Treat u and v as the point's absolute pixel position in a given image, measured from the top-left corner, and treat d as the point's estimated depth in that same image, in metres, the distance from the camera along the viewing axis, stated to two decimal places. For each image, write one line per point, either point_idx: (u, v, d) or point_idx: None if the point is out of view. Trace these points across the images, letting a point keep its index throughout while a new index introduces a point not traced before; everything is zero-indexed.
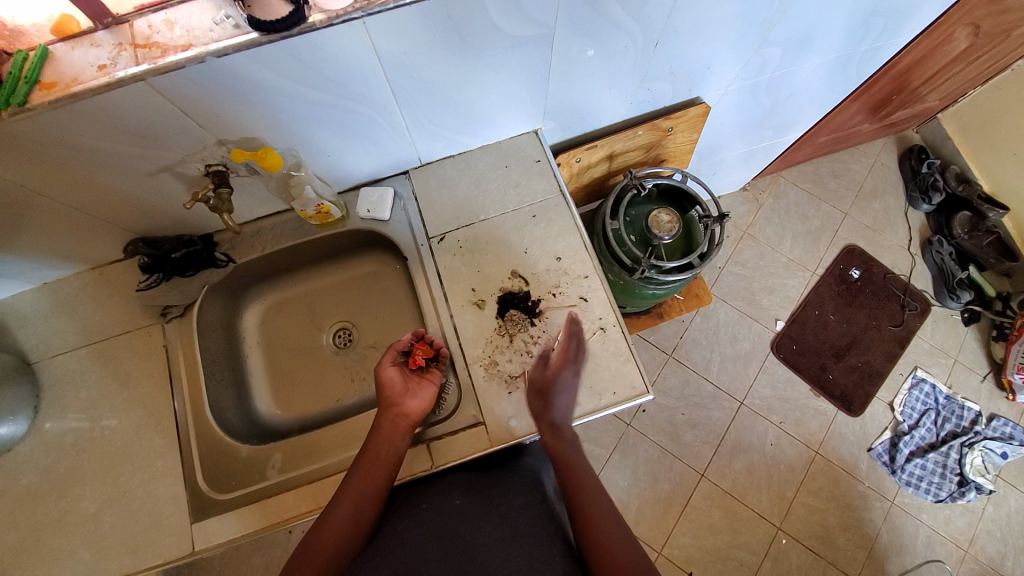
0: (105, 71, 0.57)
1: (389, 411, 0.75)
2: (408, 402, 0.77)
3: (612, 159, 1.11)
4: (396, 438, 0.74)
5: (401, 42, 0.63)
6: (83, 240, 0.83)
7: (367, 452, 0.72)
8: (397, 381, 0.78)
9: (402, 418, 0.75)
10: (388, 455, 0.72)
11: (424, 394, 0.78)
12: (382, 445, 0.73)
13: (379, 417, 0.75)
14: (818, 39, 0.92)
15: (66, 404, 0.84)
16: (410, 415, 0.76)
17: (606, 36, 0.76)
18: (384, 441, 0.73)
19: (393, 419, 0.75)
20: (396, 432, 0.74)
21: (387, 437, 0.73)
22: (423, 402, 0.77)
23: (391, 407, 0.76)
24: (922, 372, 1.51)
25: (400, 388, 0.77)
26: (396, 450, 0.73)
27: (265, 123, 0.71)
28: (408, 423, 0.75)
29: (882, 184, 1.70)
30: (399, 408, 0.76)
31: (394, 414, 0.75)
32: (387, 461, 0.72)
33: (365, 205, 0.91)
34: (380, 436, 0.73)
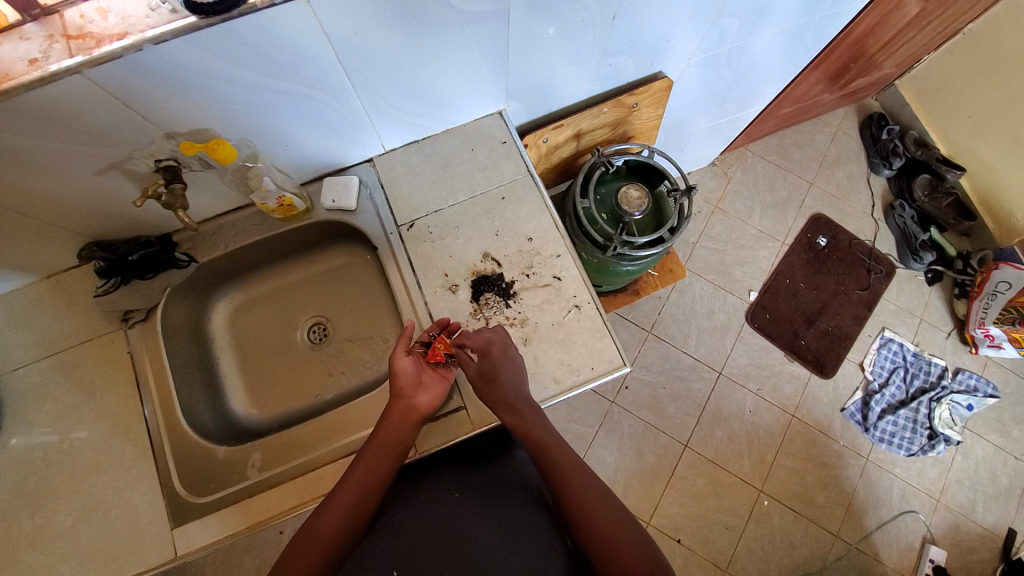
0: (37, 66, 0.54)
1: (400, 402, 0.74)
2: (419, 396, 0.75)
3: (580, 137, 1.11)
4: (405, 431, 0.73)
5: (350, 20, 0.61)
6: (32, 248, 0.79)
7: (375, 442, 0.72)
8: (411, 373, 0.76)
9: (412, 412, 0.74)
10: (396, 448, 0.72)
11: (435, 390, 0.77)
12: (390, 436, 0.72)
13: (390, 407, 0.74)
14: (774, 9, 0.93)
15: (30, 418, 0.81)
16: (420, 410, 0.75)
17: (564, 11, 0.75)
18: (393, 433, 0.73)
19: (403, 411, 0.74)
20: (405, 426, 0.73)
21: (397, 429, 0.73)
22: (433, 398, 0.76)
23: (402, 399, 0.74)
24: (890, 332, 1.57)
25: (413, 381, 0.76)
26: (403, 442, 0.73)
27: (216, 113, 0.69)
28: (416, 418, 0.75)
29: (845, 153, 1.74)
30: (410, 401, 0.75)
31: (404, 407, 0.74)
32: (394, 454, 0.72)
33: (329, 194, 0.89)
34: (389, 427, 0.73)
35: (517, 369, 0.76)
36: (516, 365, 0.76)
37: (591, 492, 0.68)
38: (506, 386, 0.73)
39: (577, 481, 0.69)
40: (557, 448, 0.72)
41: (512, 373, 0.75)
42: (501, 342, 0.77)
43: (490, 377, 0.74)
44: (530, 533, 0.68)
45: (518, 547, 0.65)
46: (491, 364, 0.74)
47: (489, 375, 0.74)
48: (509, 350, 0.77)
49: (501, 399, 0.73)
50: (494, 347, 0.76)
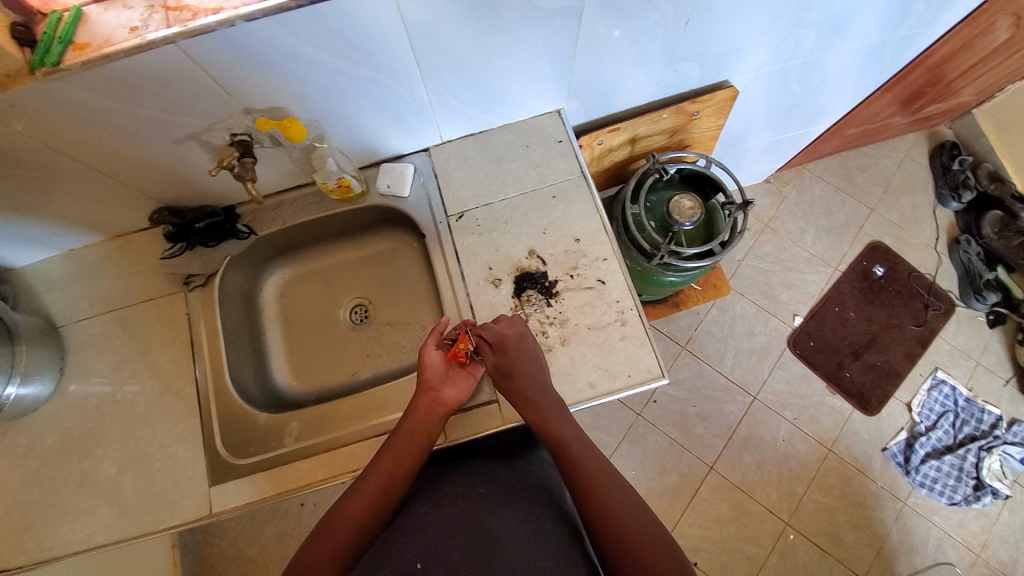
0: (137, 34, 0.57)
1: (426, 394, 0.75)
2: (446, 389, 0.76)
3: (635, 142, 1.09)
4: (430, 423, 0.74)
5: (429, 9, 0.62)
6: (109, 207, 0.84)
7: (401, 433, 0.73)
8: (439, 366, 0.77)
9: (439, 404, 0.75)
10: (422, 438, 0.73)
11: (462, 385, 0.78)
12: (416, 427, 0.73)
13: (417, 399, 0.75)
14: (852, 24, 0.90)
15: (90, 367, 0.87)
16: (446, 403, 0.75)
17: (635, 15, 0.74)
18: (418, 423, 0.73)
19: (429, 403, 0.75)
20: (431, 418, 0.74)
21: (422, 420, 0.74)
22: (460, 392, 0.77)
23: (429, 391, 0.75)
24: (942, 373, 1.48)
25: (440, 374, 0.77)
26: (429, 434, 0.74)
27: (290, 93, 0.71)
28: (443, 410, 0.75)
29: (911, 180, 1.65)
30: (437, 394, 0.75)
31: (431, 399, 0.75)
32: (420, 445, 0.72)
33: (385, 180, 0.92)
34: (415, 418, 0.74)
35: (537, 364, 0.76)
36: (533, 353, 0.77)
37: (619, 496, 0.66)
38: (521, 377, 0.74)
39: (610, 490, 0.67)
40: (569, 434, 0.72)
41: (527, 362, 0.75)
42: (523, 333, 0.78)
43: (506, 370, 0.75)
44: (553, 536, 0.67)
45: (542, 548, 0.65)
46: (505, 357, 0.75)
47: (507, 370, 0.75)
48: (526, 341, 0.77)
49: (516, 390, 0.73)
50: (510, 341, 0.77)
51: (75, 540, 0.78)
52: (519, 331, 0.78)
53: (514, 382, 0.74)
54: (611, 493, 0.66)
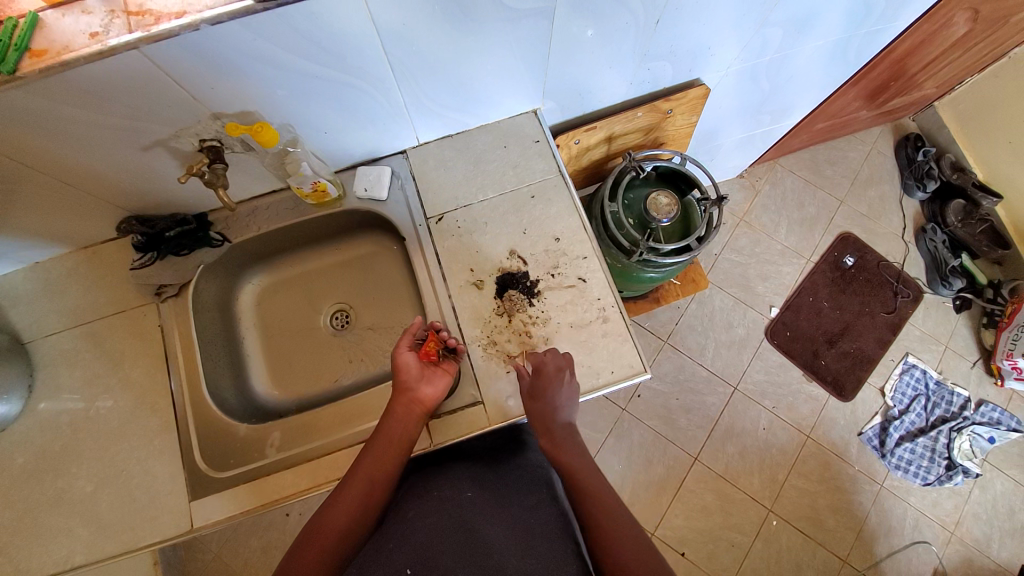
0: (97, 39, 0.56)
1: (403, 396, 0.75)
2: (423, 388, 0.76)
3: (611, 141, 1.10)
4: (409, 424, 0.74)
5: (401, 12, 0.62)
6: (74, 218, 0.82)
7: (380, 437, 0.72)
8: (414, 366, 0.76)
9: (416, 404, 0.75)
10: (401, 440, 0.72)
11: (439, 383, 0.77)
12: (395, 429, 0.73)
13: (394, 401, 0.75)
14: (817, 22, 0.93)
15: (60, 383, 0.84)
16: (424, 402, 0.75)
17: (606, 14, 0.75)
18: (397, 425, 0.73)
19: (407, 404, 0.74)
20: (409, 419, 0.74)
21: (401, 422, 0.73)
22: (438, 390, 0.76)
23: (405, 393, 0.75)
24: (913, 358, 1.54)
25: (416, 374, 0.76)
26: (409, 435, 0.73)
27: (260, 97, 0.69)
28: (421, 410, 0.75)
29: (878, 172, 1.70)
30: (414, 394, 0.75)
31: (408, 399, 0.74)
32: (399, 447, 0.72)
33: (362, 183, 0.91)
34: (393, 420, 0.73)
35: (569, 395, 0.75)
36: (571, 388, 0.76)
37: (613, 512, 0.66)
38: (553, 408, 0.74)
39: (605, 504, 0.67)
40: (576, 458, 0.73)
41: (565, 394, 0.75)
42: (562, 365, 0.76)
43: (540, 395, 0.74)
44: (543, 535, 0.69)
45: (533, 549, 0.66)
46: (544, 382, 0.75)
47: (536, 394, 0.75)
48: (563, 374, 0.75)
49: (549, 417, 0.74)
50: (549, 367, 0.76)
51: (50, 563, 0.76)
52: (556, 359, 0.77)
53: (551, 409, 0.74)
54: (607, 510, 0.67)
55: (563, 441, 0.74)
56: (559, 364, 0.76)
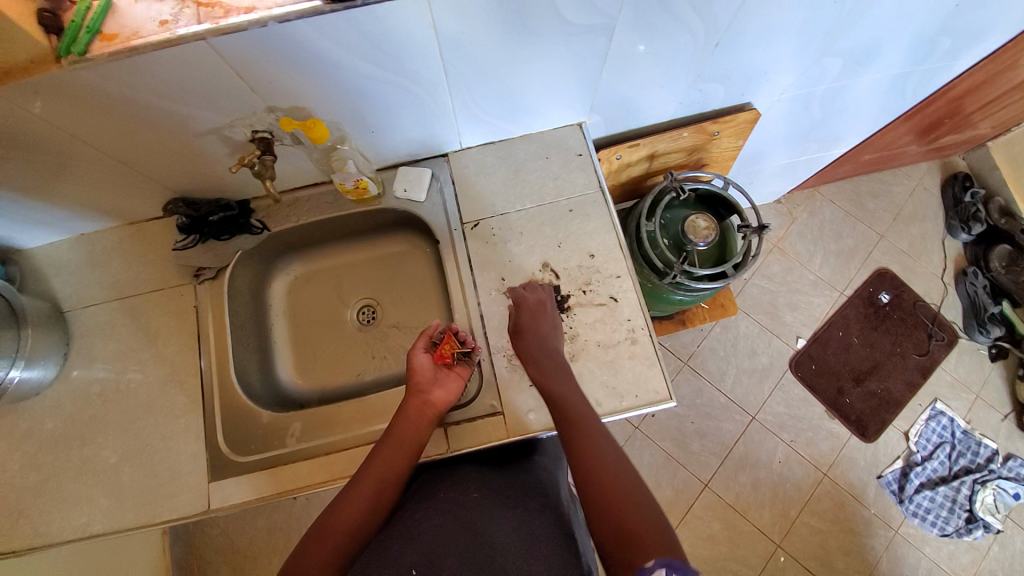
0: (166, 27, 0.57)
1: (416, 397, 0.76)
2: (435, 391, 0.77)
3: (653, 159, 1.08)
4: (421, 425, 0.74)
5: (462, 21, 0.62)
6: (122, 195, 0.84)
7: (392, 437, 0.73)
8: (427, 369, 0.78)
9: (428, 406, 0.75)
10: (413, 440, 0.73)
11: (451, 386, 0.78)
12: (407, 430, 0.73)
13: (406, 403, 0.75)
14: (879, 54, 0.90)
15: (94, 354, 0.87)
16: (436, 404, 0.76)
17: (664, 32, 0.74)
18: (409, 426, 0.73)
19: (419, 406, 0.75)
20: (421, 420, 0.74)
21: (412, 422, 0.74)
22: (449, 393, 0.77)
23: (417, 394, 0.76)
24: (941, 404, 1.49)
25: (429, 376, 0.77)
26: (420, 436, 0.73)
27: (315, 94, 0.70)
28: (433, 412, 0.76)
29: (922, 209, 1.65)
30: (426, 396, 0.76)
31: (420, 401, 0.75)
32: (411, 447, 0.72)
33: (402, 184, 0.91)
34: (405, 421, 0.74)
35: (553, 331, 0.80)
36: (553, 319, 0.81)
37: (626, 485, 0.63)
38: (536, 337, 0.78)
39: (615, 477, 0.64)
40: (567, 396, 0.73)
41: (546, 324, 0.80)
42: (542, 297, 0.82)
43: (521, 327, 0.79)
44: (547, 536, 0.69)
45: (536, 549, 0.66)
46: (525, 313, 0.81)
47: (522, 327, 0.79)
48: (544, 306, 0.82)
49: (530, 344, 0.78)
50: (531, 302, 0.82)
51: (71, 528, 0.78)
52: (540, 297, 0.82)
53: (529, 338, 0.78)
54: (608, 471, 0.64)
55: (548, 372, 0.75)
56: (539, 298, 0.82)
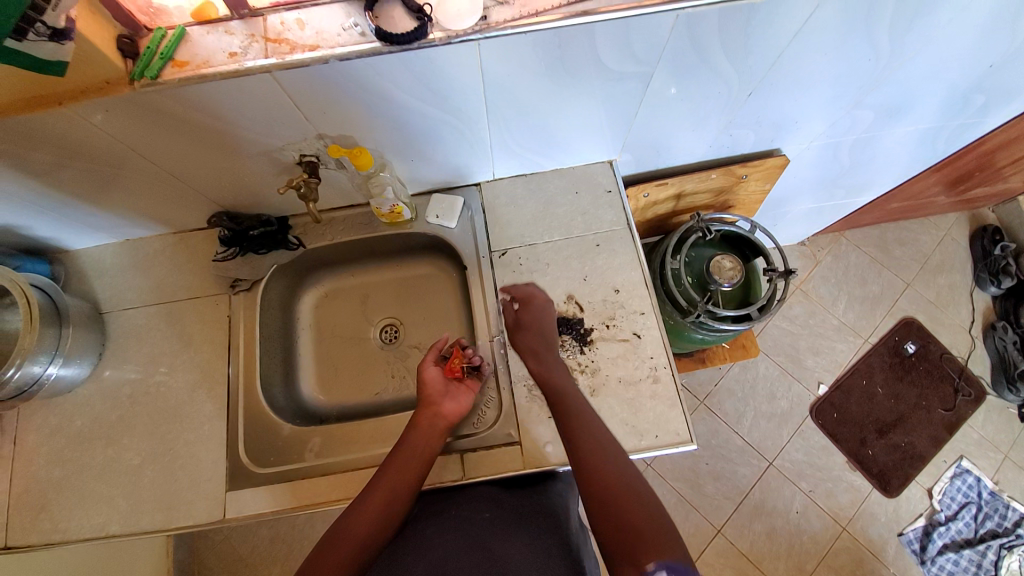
0: (235, 59, 0.61)
1: (428, 409, 0.77)
2: (446, 403, 0.78)
3: (680, 198, 1.10)
4: (432, 437, 0.75)
5: (510, 66, 0.66)
6: (172, 206, 0.88)
7: (403, 448, 0.73)
8: (438, 383, 0.80)
9: (439, 418, 0.76)
10: (424, 452, 0.73)
11: (462, 399, 0.80)
12: (418, 441, 0.74)
13: (418, 415, 0.77)
14: (910, 109, 0.92)
15: (127, 355, 0.90)
16: (447, 416, 0.77)
17: (700, 79, 0.76)
18: (421, 438, 0.74)
19: (430, 418, 0.76)
20: (432, 432, 0.75)
21: (424, 434, 0.75)
22: (459, 405, 0.79)
23: (429, 406, 0.77)
24: (967, 462, 1.44)
25: (440, 389, 0.80)
26: (431, 448, 0.74)
27: (362, 124, 0.73)
28: (444, 424, 0.77)
29: (950, 260, 1.62)
30: (437, 408, 0.77)
31: (432, 413, 0.77)
32: (422, 459, 0.73)
33: (434, 210, 0.94)
34: (417, 432, 0.75)
35: (541, 328, 0.83)
36: (550, 314, 0.84)
37: (615, 468, 0.67)
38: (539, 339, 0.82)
39: (607, 457, 0.68)
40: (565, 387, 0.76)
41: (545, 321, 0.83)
42: (534, 292, 0.85)
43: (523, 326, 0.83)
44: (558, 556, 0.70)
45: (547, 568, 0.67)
46: (527, 313, 0.84)
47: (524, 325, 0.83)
48: (541, 304, 0.84)
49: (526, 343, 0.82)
50: (533, 301, 0.84)
51: (89, 528, 0.80)
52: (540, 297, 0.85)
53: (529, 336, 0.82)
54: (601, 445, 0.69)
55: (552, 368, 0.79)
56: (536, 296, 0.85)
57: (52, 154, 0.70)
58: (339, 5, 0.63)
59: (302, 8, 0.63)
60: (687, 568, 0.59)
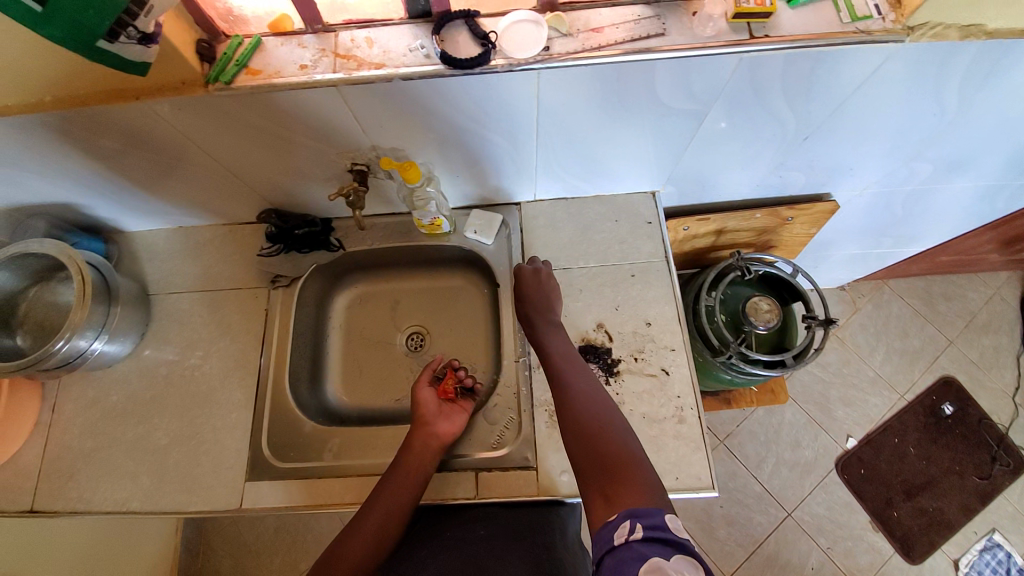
0: (305, 71, 0.63)
1: (422, 429, 0.79)
2: (440, 423, 0.80)
3: (719, 234, 1.08)
4: (426, 457, 0.76)
5: (566, 95, 0.66)
6: (225, 199, 0.92)
7: (397, 468, 0.75)
8: (431, 403, 0.83)
9: (433, 437, 0.78)
10: (418, 472, 0.75)
11: (456, 419, 0.82)
12: (412, 461, 0.75)
13: (412, 435, 0.78)
14: (972, 165, 0.88)
15: (167, 338, 0.93)
16: (441, 436, 0.78)
17: (756, 120, 0.74)
18: (414, 457, 0.76)
19: (424, 438, 0.77)
20: (426, 452, 0.76)
21: (418, 454, 0.76)
22: (454, 425, 0.80)
23: (423, 426, 0.79)
24: (999, 536, 1.35)
25: (434, 410, 0.82)
26: (424, 468, 0.75)
27: (414, 138, 0.75)
28: (438, 444, 0.78)
29: (998, 320, 1.54)
30: (431, 428, 0.79)
31: (426, 433, 0.78)
32: (416, 480, 0.74)
33: (473, 225, 0.95)
34: (411, 453, 0.76)
35: (547, 295, 0.84)
36: (550, 286, 0.85)
37: (601, 422, 0.70)
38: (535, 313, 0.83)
39: (595, 413, 0.71)
40: (564, 352, 0.79)
41: (545, 292, 0.85)
42: (541, 268, 0.87)
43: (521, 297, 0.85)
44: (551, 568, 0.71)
45: None
46: (522, 286, 0.86)
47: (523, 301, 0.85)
48: (542, 278, 0.86)
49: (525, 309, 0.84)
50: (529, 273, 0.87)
51: (113, 502, 0.82)
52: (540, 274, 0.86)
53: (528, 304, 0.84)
54: (591, 401, 0.73)
55: (550, 334, 0.81)
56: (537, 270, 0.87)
57: (121, 141, 0.73)
58: (407, 26, 0.65)
59: (372, 26, 0.65)
60: (655, 512, 0.56)
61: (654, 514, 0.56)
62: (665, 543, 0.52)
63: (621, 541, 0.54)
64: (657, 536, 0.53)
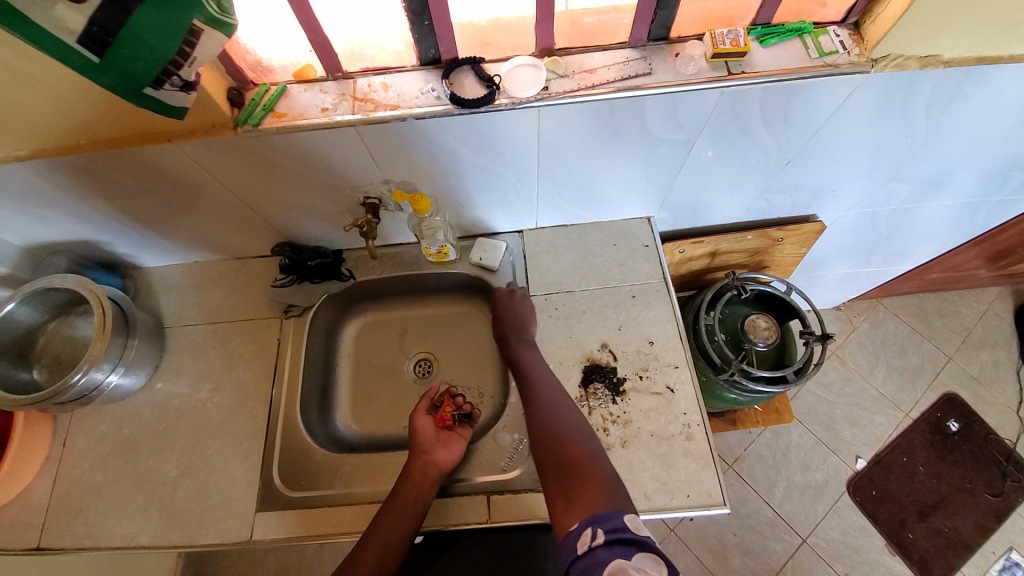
0: (326, 113, 0.69)
1: (420, 457, 0.80)
2: (438, 452, 0.81)
3: (714, 256, 1.13)
4: (424, 485, 0.77)
5: (564, 129, 0.72)
6: (241, 234, 0.96)
7: (395, 497, 0.76)
8: (430, 432, 0.84)
9: (431, 466, 0.79)
10: (416, 501, 0.75)
11: (454, 447, 0.82)
12: (409, 490, 0.76)
13: (410, 464, 0.79)
14: (947, 183, 0.94)
15: (180, 370, 0.95)
16: (440, 464, 0.79)
17: (741, 147, 0.80)
18: (412, 486, 0.76)
19: (422, 466, 0.78)
20: (424, 481, 0.77)
21: (415, 484, 0.77)
22: (452, 454, 0.81)
23: (421, 455, 0.80)
24: (1018, 556, 1.32)
25: (431, 438, 0.83)
26: (423, 496, 0.76)
27: (422, 172, 0.80)
28: (435, 472, 0.78)
29: (994, 335, 1.57)
30: (429, 457, 0.80)
31: (423, 461, 0.79)
32: (415, 509, 0.75)
33: (479, 252, 0.99)
34: (408, 483, 0.77)
35: (519, 317, 0.89)
36: (525, 304, 0.91)
37: (569, 431, 0.73)
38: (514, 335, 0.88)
39: (564, 423, 0.74)
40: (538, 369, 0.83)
41: (518, 310, 0.90)
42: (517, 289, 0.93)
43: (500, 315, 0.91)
44: None
45: None
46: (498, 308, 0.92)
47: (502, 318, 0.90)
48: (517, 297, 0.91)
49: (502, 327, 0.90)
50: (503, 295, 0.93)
51: (121, 538, 0.82)
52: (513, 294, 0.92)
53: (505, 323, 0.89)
54: (562, 410, 0.77)
55: (522, 357, 0.85)
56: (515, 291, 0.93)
57: (148, 180, 0.78)
58: (419, 72, 0.72)
59: (387, 73, 0.72)
60: (613, 514, 0.59)
61: (612, 516, 0.59)
62: (625, 543, 0.56)
63: (584, 549, 0.57)
64: (618, 537, 0.56)
